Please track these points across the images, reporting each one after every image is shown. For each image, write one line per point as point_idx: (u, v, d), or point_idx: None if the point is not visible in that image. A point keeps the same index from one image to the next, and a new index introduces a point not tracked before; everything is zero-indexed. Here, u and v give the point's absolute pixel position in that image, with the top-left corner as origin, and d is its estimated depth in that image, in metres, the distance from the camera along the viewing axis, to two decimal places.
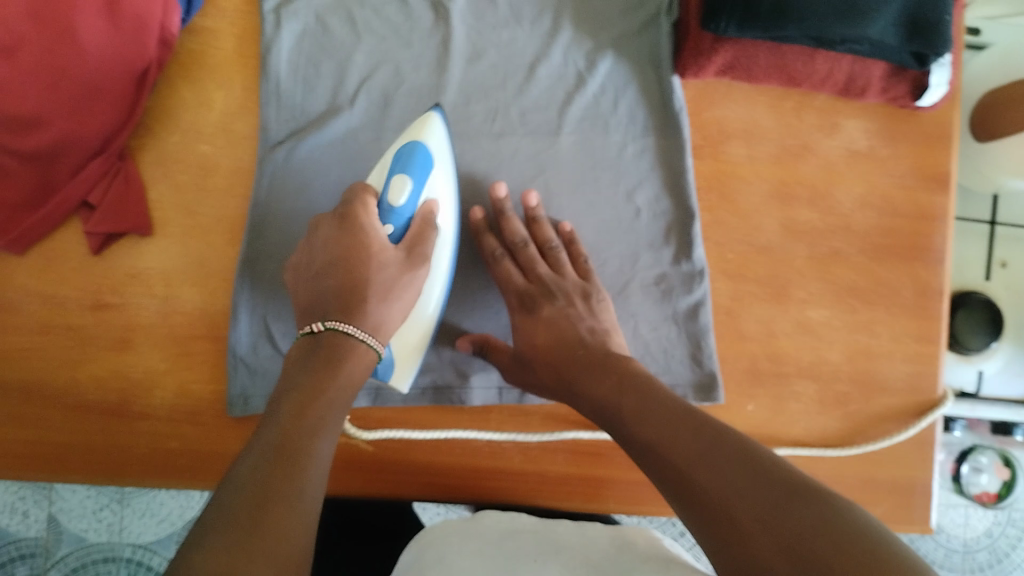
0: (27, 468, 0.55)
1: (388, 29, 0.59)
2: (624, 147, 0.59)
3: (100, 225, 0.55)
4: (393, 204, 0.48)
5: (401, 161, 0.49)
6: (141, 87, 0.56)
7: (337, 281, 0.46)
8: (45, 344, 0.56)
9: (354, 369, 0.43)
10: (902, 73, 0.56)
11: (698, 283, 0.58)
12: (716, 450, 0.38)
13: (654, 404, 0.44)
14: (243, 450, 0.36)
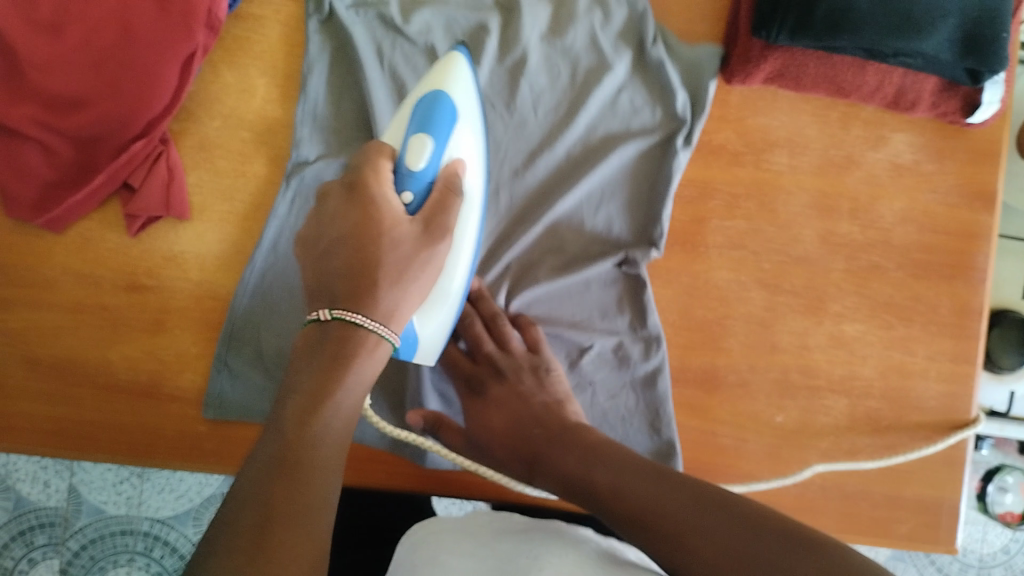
0: (56, 446, 0.55)
1: (413, 80, 0.58)
2: (620, 235, 0.57)
3: (139, 207, 0.55)
4: (411, 168, 0.45)
5: (420, 118, 0.46)
6: (186, 72, 0.56)
7: (347, 258, 0.43)
8: (79, 322, 0.56)
9: (364, 365, 0.41)
10: (953, 88, 0.55)
11: (655, 350, 0.56)
12: (683, 512, 0.39)
13: (624, 465, 0.45)
14: (252, 457, 0.38)
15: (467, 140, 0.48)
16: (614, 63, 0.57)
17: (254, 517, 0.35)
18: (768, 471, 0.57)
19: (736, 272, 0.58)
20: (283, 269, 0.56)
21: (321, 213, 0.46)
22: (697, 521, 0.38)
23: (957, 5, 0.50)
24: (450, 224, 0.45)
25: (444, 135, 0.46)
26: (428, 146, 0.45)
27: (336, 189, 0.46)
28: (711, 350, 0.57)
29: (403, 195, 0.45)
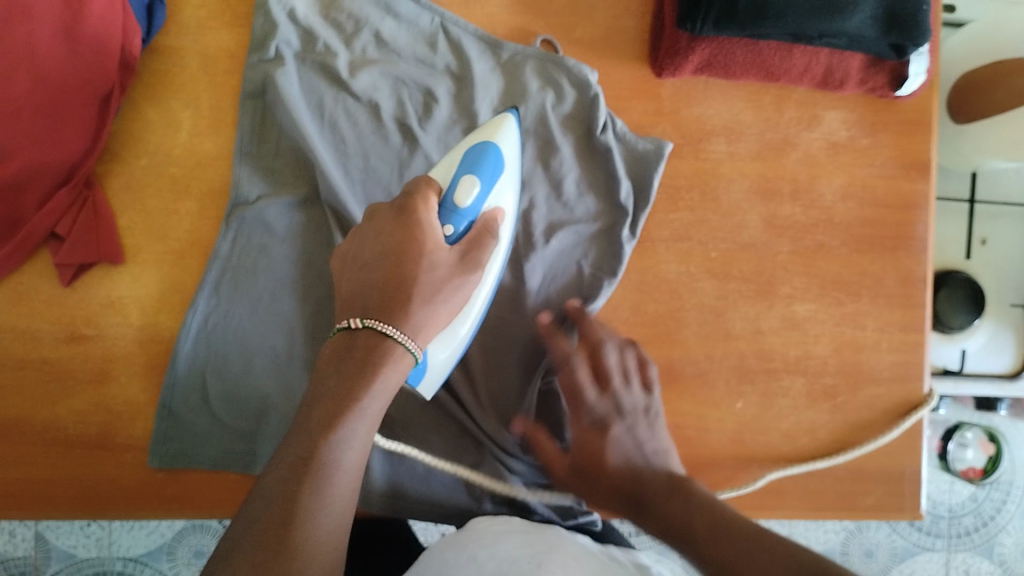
0: (11, 506, 0.54)
1: (353, 135, 0.56)
2: (561, 296, 0.57)
3: (70, 255, 0.54)
4: (457, 204, 0.46)
5: (470, 162, 0.48)
6: (106, 111, 0.54)
7: (382, 275, 0.42)
8: (20, 380, 0.54)
9: (392, 376, 0.39)
10: (879, 63, 0.56)
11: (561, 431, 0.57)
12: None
13: (726, 519, 0.40)
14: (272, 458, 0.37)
15: (508, 188, 0.51)
16: (561, 139, 0.57)
17: (275, 522, 0.34)
18: (731, 458, 0.57)
19: (685, 263, 0.58)
20: (228, 318, 0.55)
21: (366, 229, 0.45)
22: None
23: None
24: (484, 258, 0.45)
25: (490, 181, 0.48)
26: (478, 187, 0.47)
27: (384, 209, 0.45)
28: (666, 343, 0.57)
29: (445, 227, 0.46)
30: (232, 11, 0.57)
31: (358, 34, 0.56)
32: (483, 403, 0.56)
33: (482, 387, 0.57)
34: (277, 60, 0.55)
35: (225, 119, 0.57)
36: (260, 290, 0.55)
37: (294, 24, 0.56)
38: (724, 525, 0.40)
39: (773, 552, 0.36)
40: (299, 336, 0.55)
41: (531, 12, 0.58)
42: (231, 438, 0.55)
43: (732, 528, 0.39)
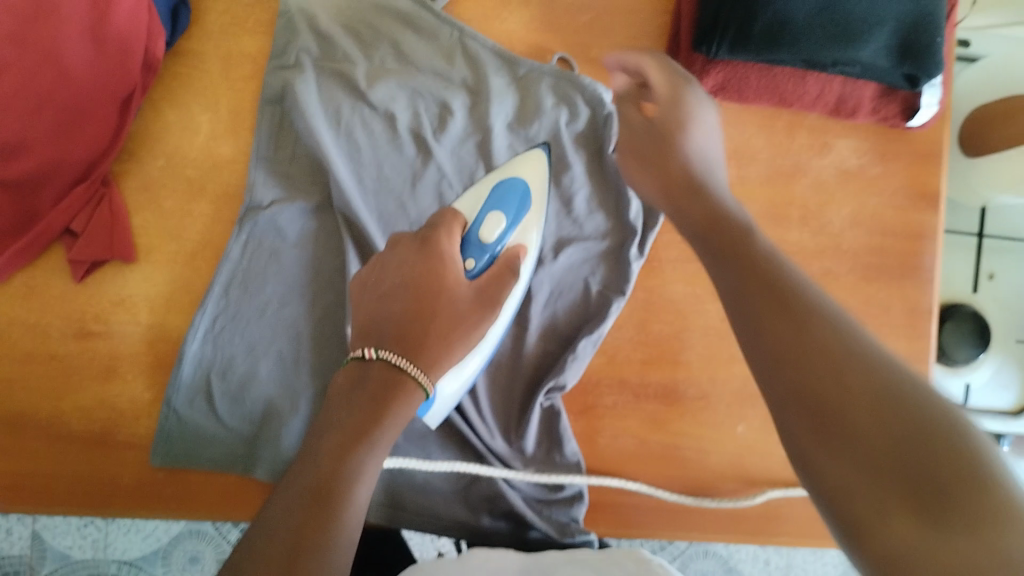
0: (12, 500, 0.54)
1: (367, 143, 0.56)
2: (562, 305, 0.57)
3: (83, 252, 0.54)
4: (482, 240, 0.49)
5: (497, 196, 0.51)
6: (125, 111, 0.55)
7: (401, 305, 0.43)
8: (27, 373, 0.55)
9: (404, 412, 0.40)
10: (891, 93, 0.56)
11: (560, 452, 0.56)
12: (818, 366, 0.29)
13: (788, 279, 0.34)
14: (285, 486, 0.38)
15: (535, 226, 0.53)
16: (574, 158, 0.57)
17: (281, 549, 0.35)
18: (731, 482, 0.57)
19: (692, 285, 0.59)
20: (235, 321, 0.55)
21: (388, 259, 0.46)
22: (837, 364, 0.29)
23: (893, 11, 0.50)
24: (502, 295, 0.46)
25: (516, 217, 0.51)
26: (503, 226, 0.50)
27: (406, 240, 0.47)
28: (670, 363, 0.58)
29: (467, 261, 0.48)
30: (255, 17, 0.58)
31: (378, 45, 0.57)
32: (487, 420, 0.56)
33: (487, 406, 0.57)
34: (297, 66, 0.57)
35: (243, 123, 0.57)
36: (268, 295, 0.56)
37: (316, 34, 0.57)
38: (749, 254, 0.36)
39: (810, 310, 0.32)
40: (305, 343, 0.56)
41: (550, 29, 0.59)
42: (233, 441, 0.55)
43: (758, 264, 0.35)
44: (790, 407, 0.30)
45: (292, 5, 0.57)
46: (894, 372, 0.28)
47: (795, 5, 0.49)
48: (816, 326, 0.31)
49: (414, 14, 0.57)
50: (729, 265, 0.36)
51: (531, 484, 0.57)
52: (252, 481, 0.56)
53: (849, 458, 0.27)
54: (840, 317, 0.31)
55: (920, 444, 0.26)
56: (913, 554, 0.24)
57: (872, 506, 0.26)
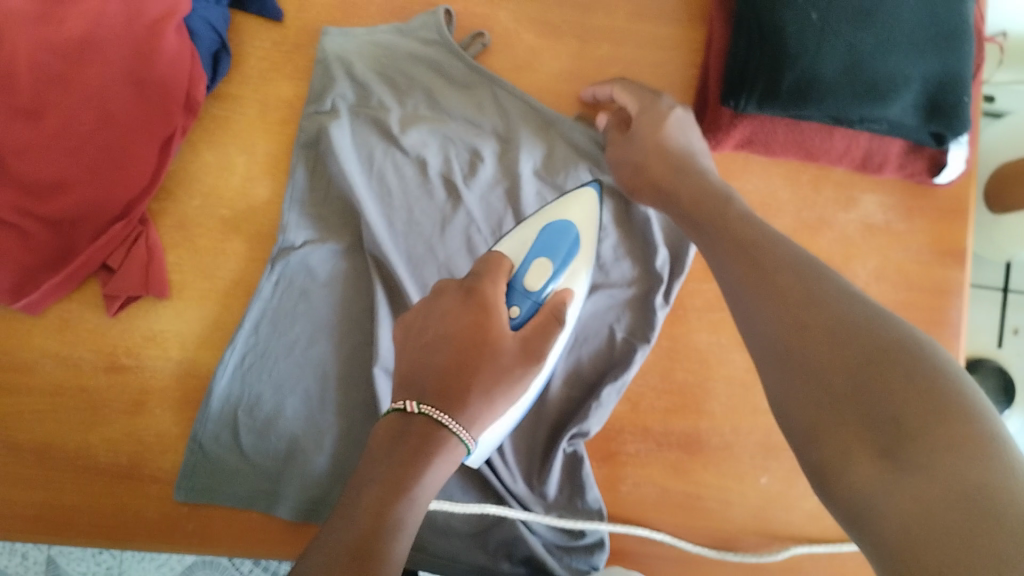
0: (34, 529, 0.54)
1: (398, 187, 0.57)
2: (587, 353, 0.58)
3: (118, 287, 0.55)
4: (528, 288, 0.49)
5: (543, 244, 0.51)
6: (165, 152, 0.56)
7: (447, 356, 0.45)
8: (58, 405, 0.55)
9: (443, 467, 0.42)
10: (919, 150, 0.56)
11: (580, 497, 0.56)
12: (801, 315, 0.34)
13: (806, 266, 0.36)
14: (325, 538, 0.39)
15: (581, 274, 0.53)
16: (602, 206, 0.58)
17: None
18: (752, 534, 0.57)
19: (716, 334, 0.59)
20: (264, 356, 0.56)
21: (431, 309, 0.48)
22: (813, 313, 0.33)
23: (920, 70, 0.51)
24: (547, 346, 0.47)
25: (564, 262, 0.51)
26: (549, 274, 0.49)
27: (452, 288, 0.48)
28: (694, 413, 0.58)
29: (512, 308, 0.48)
30: (294, 64, 0.59)
31: (411, 93, 0.59)
32: (510, 466, 0.57)
33: (511, 450, 0.57)
34: (333, 112, 0.58)
35: (278, 166, 0.59)
36: (297, 333, 0.57)
37: (352, 80, 0.58)
38: (754, 233, 0.40)
39: (809, 277, 0.35)
40: (332, 381, 0.57)
41: (580, 81, 0.60)
42: (256, 477, 0.56)
43: (770, 244, 0.38)
44: (795, 378, 0.32)
45: (330, 53, 0.58)
46: (879, 327, 0.32)
47: (824, 63, 0.50)
48: (802, 285, 0.35)
49: (447, 63, 0.58)
50: (742, 243, 0.40)
51: (551, 529, 0.57)
52: (273, 519, 0.56)
53: (812, 393, 0.31)
54: (835, 281, 0.35)
55: (883, 384, 0.29)
56: (873, 490, 0.28)
57: (841, 439, 0.30)
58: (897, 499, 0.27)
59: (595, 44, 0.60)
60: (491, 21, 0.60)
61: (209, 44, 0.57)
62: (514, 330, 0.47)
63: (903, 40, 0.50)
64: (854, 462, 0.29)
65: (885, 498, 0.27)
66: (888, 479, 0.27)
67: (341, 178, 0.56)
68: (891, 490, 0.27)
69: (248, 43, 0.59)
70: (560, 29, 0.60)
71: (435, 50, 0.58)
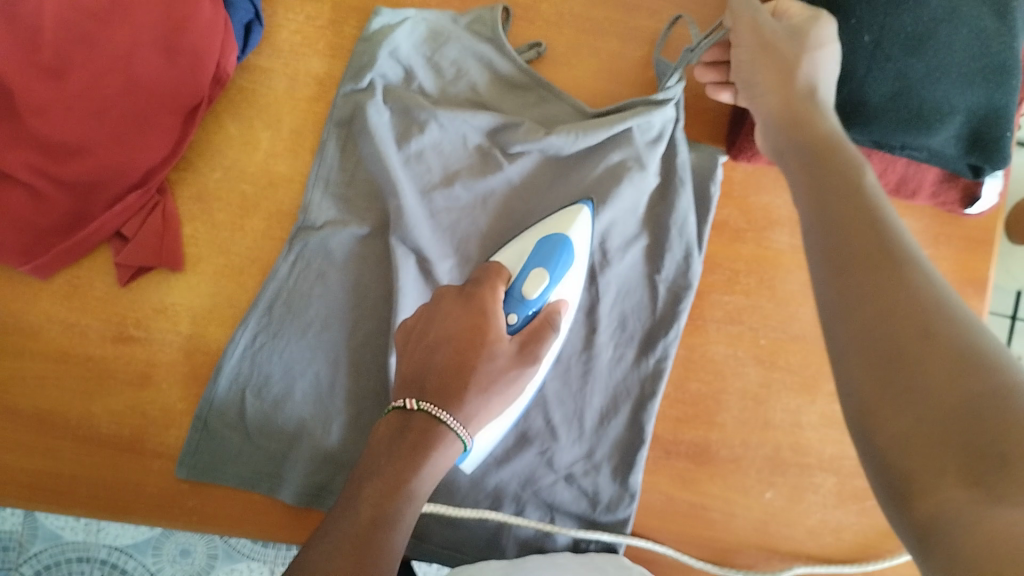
0: (31, 498, 0.53)
1: (435, 165, 0.57)
2: (628, 324, 0.57)
3: (130, 258, 0.54)
4: (525, 295, 0.49)
5: (540, 256, 0.50)
6: (190, 121, 0.55)
7: (445, 357, 0.44)
8: (62, 373, 0.54)
9: (440, 460, 0.42)
10: (954, 180, 0.56)
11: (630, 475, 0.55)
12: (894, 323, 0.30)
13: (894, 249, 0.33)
14: (327, 525, 0.40)
15: (576, 281, 0.53)
16: (652, 156, 0.56)
17: None
18: (754, 546, 0.57)
19: (733, 347, 0.58)
20: (275, 336, 0.55)
21: (434, 312, 0.47)
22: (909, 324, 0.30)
23: (966, 102, 0.50)
24: (542, 351, 0.47)
25: (559, 272, 0.50)
26: (545, 283, 0.49)
27: (451, 293, 0.48)
28: (705, 424, 0.58)
29: (508, 316, 0.48)
30: (327, 40, 0.58)
31: (456, 81, 0.58)
32: (557, 431, 0.56)
33: (557, 413, 0.56)
34: (370, 91, 0.57)
35: (302, 143, 0.57)
36: (313, 312, 0.55)
37: (394, 59, 0.58)
38: (864, 211, 0.35)
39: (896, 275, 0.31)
40: (348, 359, 0.55)
41: (618, 79, 0.59)
42: (259, 459, 0.54)
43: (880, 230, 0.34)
44: (864, 387, 0.30)
45: (377, 32, 0.57)
46: (985, 354, 0.28)
47: (872, 87, 0.50)
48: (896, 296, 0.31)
49: (497, 60, 0.57)
50: (840, 222, 0.35)
51: (577, 497, 0.56)
52: (275, 501, 0.55)
53: (904, 408, 0.28)
54: (938, 289, 0.31)
55: (978, 410, 0.26)
56: (956, 515, 0.25)
57: (930, 467, 0.27)
58: (980, 529, 0.24)
59: (637, 44, 0.59)
60: (532, 12, 0.59)
61: (242, 16, 0.56)
62: (511, 335, 0.47)
63: (954, 69, 0.49)
64: (940, 484, 0.26)
65: (965, 528, 0.24)
66: (976, 511, 0.24)
67: (376, 157, 0.56)
68: (976, 523, 0.24)
69: (283, 15, 0.58)
70: (601, 26, 0.59)
71: (486, 45, 0.57)
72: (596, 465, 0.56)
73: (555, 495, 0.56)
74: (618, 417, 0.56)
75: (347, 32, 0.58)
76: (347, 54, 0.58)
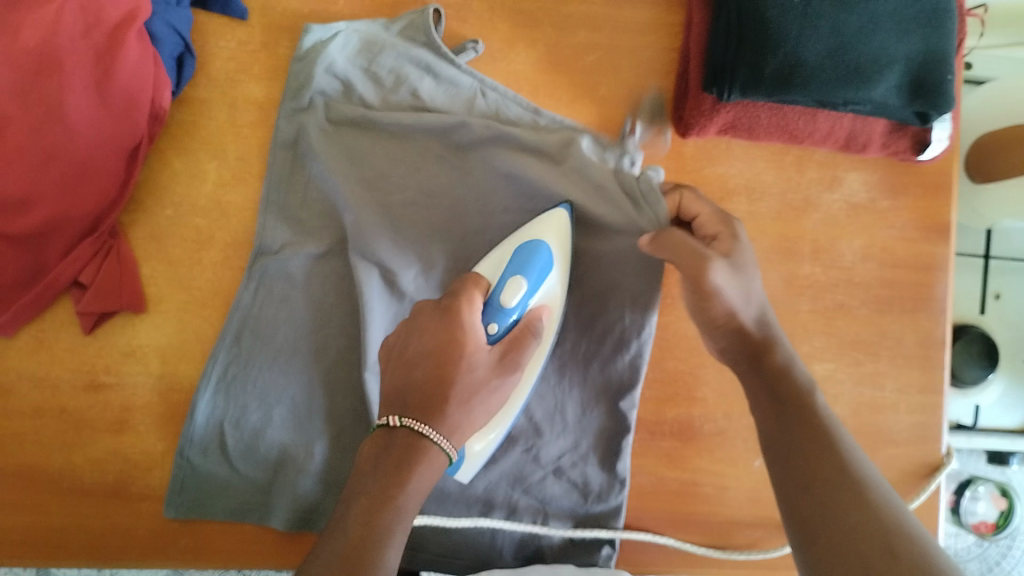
0: (23, 555, 0.53)
1: (389, 175, 0.57)
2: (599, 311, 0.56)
3: (91, 305, 0.54)
4: (503, 304, 0.49)
5: (518, 261, 0.50)
6: (133, 161, 0.55)
7: (425, 372, 0.45)
8: (37, 428, 0.54)
9: (425, 475, 0.43)
10: (902, 129, 0.56)
11: (618, 463, 0.55)
12: (863, 548, 0.34)
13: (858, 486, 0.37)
14: (314, 551, 0.39)
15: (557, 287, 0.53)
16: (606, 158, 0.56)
17: None
18: (748, 514, 0.58)
19: None
20: (246, 364, 0.55)
21: (412, 327, 0.48)
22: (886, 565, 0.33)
23: (902, 51, 0.50)
24: (522, 358, 0.49)
25: (538, 280, 0.50)
26: (523, 290, 0.49)
27: (428, 307, 0.48)
28: (685, 401, 0.58)
29: (489, 325, 0.49)
30: (261, 64, 0.58)
31: (396, 90, 0.57)
32: (541, 428, 0.56)
33: (538, 410, 0.56)
34: (310, 109, 0.57)
35: (249, 170, 0.57)
36: (283, 338, 0.55)
37: (331, 75, 0.57)
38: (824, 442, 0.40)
39: (854, 527, 0.35)
40: (319, 385, 0.55)
41: (557, 68, 0.58)
42: (247, 489, 0.55)
43: (820, 424, 0.41)
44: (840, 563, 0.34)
45: (310, 50, 0.56)
46: (893, 525, 0.35)
47: (807, 47, 0.49)
48: (856, 517, 0.36)
49: (436, 62, 0.56)
50: (811, 447, 0.40)
51: (568, 490, 0.56)
52: (267, 529, 0.55)
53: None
54: (882, 494, 0.37)
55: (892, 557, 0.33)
56: None
57: None
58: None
59: (572, 29, 0.58)
60: (464, 12, 0.58)
61: (173, 49, 0.55)
62: (491, 345, 0.48)
63: (886, 20, 0.50)
64: None
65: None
66: None
67: (326, 175, 0.56)
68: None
69: (214, 44, 0.57)
70: (534, 17, 0.58)
71: (422, 49, 0.56)
72: (583, 456, 0.56)
73: (546, 490, 0.56)
74: (599, 408, 0.56)
75: (281, 54, 0.58)
76: (284, 76, 0.58)
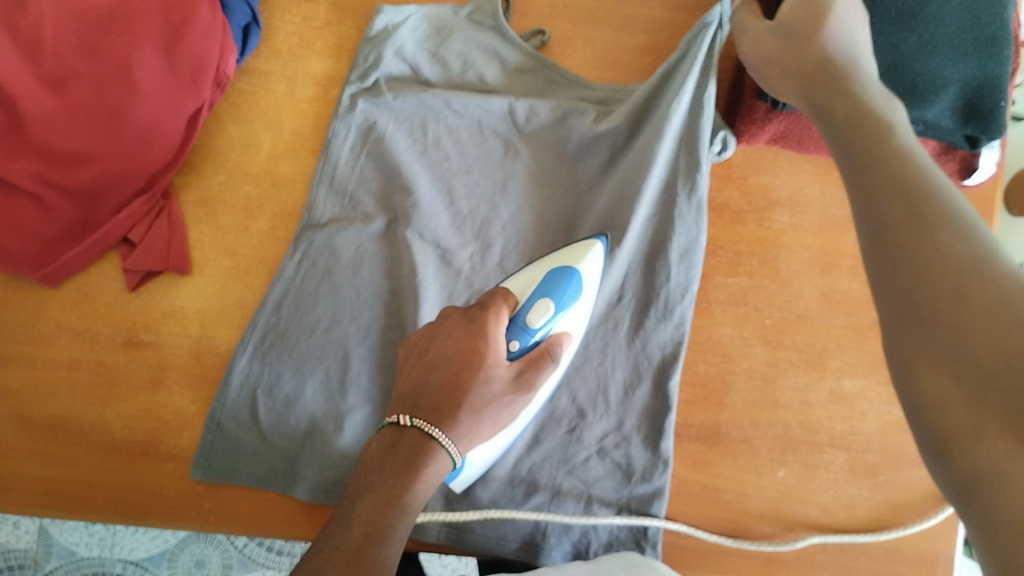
0: (46, 505, 0.52)
1: (455, 152, 0.58)
2: (637, 292, 0.57)
3: (139, 262, 0.55)
4: (528, 323, 0.48)
5: (546, 286, 0.49)
6: (192, 126, 0.56)
7: (441, 377, 0.44)
8: (74, 380, 0.54)
9: (432, 477, 0.42)
10: (950, 152, 0.57)
11: (660, 443, 0.55)
12: (927, 287, 0.30)
13: (939, 211, 0.32)
14: (315, 544, 0.39)
15: (581, 313, 0.52)
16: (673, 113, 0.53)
17: None
18: (767, 526, 0.56)
19: (739, 327, 0.58)
20: (285, 333, 0.55)
21: (436, 331, 0.47)
22: (949, 304, 0.29)
23: (958, 73, 0.51)
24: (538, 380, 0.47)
25: (564, 303, 0.49)
26: (551, 313, 0.48)
27: (456, 314, 0.48)
28: (714, 406, 0.58)
29: (510, 342, 0.48)
30: (324, 40, 0.59)
31: (463, 74, 0.59)
32: (586, 409, 0.56)
33: (581, 391, 0.57)
34: (375, 89, 0.58)
35: (305, 143, 0.58)
36: (323, 311, 0.55)
37: (400, 58, 0.59)
38: (911, 176, 0.34)
39: (923, 246, 0.31)
40: (359, 358, 0.55)
41: (612, 67, 0.59)
42: (273, 457, 0.53)
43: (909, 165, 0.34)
44: (897, 301, 0.31)
45: (381, 32, 0.58)
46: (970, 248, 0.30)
47: None
48: (927, 256, 0.30)
49: (501, 47, 0.58)
50: (868, 185, 0.35)
51: (611, 472, 0.55)
52: (290, 500, 0.53)
53: (938, 367, 0.28)
54: (964, 219, 0.31)
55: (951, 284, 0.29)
56: (981, 443, 0.26)
57: (962, 408, 0.27)
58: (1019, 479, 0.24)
59: (629, 28, 0.59)
60: (525, 5, 0.60)
61: (241, 18, 0.57)
62: (510, 361, 0.47)
63: (945, 42, 0.50)
64: (946, 400, 0.27)
65: (1016, 482, 0.24)
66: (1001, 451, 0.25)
67: (386, 154, 0.58)
68: (1015, 475, 0.24)
69: (279, 17, 0.59)
70: (594, 14, 0.60)
71: (489, 32, 0.58)
72: (627, 437, 0.55)
73: (589, 472, 0.55)
74: (641, 387, 0.56)
75: (344, 31, 0.60)
76: (344, 53, 0.60)
